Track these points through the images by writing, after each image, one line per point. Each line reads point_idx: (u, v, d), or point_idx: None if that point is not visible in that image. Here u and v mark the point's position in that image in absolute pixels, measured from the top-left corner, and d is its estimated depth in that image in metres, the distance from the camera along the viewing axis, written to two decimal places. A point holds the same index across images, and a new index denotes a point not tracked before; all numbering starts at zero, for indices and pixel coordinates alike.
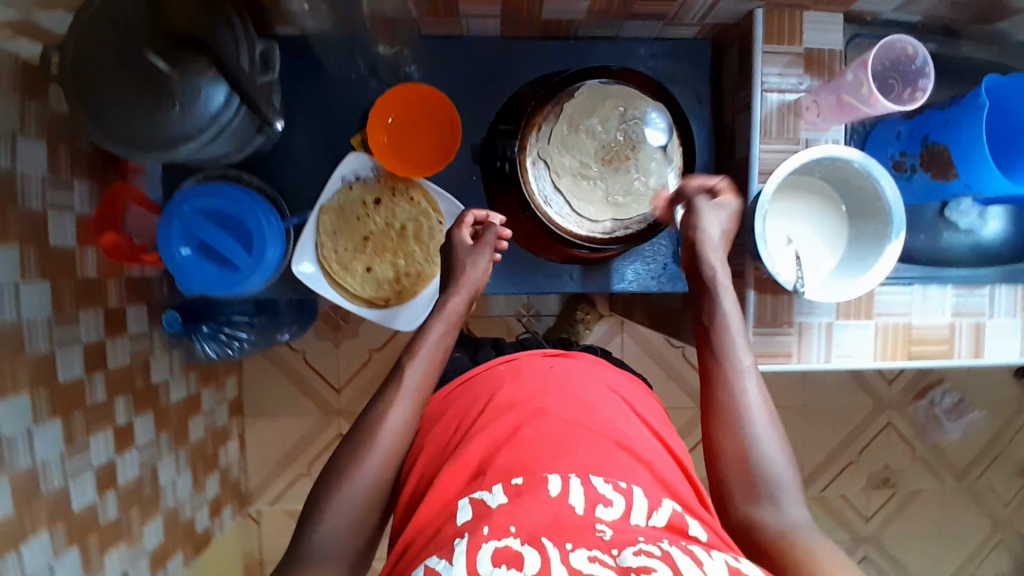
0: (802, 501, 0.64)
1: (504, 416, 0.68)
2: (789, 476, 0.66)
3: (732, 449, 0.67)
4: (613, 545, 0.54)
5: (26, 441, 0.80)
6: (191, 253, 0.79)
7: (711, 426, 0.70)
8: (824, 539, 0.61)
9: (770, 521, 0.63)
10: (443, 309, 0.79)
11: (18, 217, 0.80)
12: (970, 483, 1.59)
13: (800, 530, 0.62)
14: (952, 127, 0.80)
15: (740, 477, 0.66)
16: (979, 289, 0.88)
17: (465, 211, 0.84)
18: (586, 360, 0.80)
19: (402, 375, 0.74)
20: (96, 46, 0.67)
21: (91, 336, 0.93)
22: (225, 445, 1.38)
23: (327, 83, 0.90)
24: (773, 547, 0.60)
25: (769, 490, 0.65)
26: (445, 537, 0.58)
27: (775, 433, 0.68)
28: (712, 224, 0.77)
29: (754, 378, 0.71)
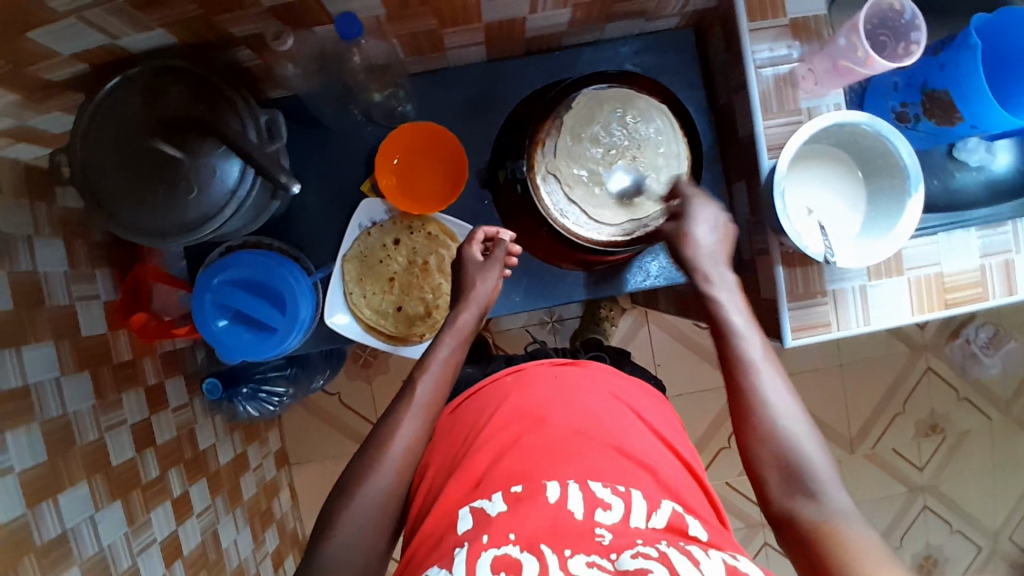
0: (842, 485, 0.67)
1: (508, 427, 0.72)
2: (826, 467, 0.68)
3: (766, 453, 0.70)
4: (613, 549, 0.56)
5: (90, 528, 0.81)
6: (227, 323, 0.81)
7: (743, 434, 0.72)
8: (865, 525, 0.63)
9: (810, 514, 0.65)
10: (453, 325, 0.80)
11: (50, 316, 0.82)
12: (1019, 414, 1.57)
13: (845, 520, 0.64)
14: (948, 71, 0.80)
15: (777, 479, 0.69)
16: (1002, 226, 0.87)
17: (475, 228, 0.84)
18: (598, 368, 0.81)
19: (413, 390, 0.75)
20: (107, 145, 0.69)
21: (136, 415, 0.94)
22: (277, 497, 1.39)
23: (325, 133, 0.91)
24: (817, 540, 0.63)
25: (809, 483, 0.67)
26: (447, 545, 0.61)
27: (808, 430, 0.70)
28: (703, 225, 0.79)
29: (773, 372, 0.73)
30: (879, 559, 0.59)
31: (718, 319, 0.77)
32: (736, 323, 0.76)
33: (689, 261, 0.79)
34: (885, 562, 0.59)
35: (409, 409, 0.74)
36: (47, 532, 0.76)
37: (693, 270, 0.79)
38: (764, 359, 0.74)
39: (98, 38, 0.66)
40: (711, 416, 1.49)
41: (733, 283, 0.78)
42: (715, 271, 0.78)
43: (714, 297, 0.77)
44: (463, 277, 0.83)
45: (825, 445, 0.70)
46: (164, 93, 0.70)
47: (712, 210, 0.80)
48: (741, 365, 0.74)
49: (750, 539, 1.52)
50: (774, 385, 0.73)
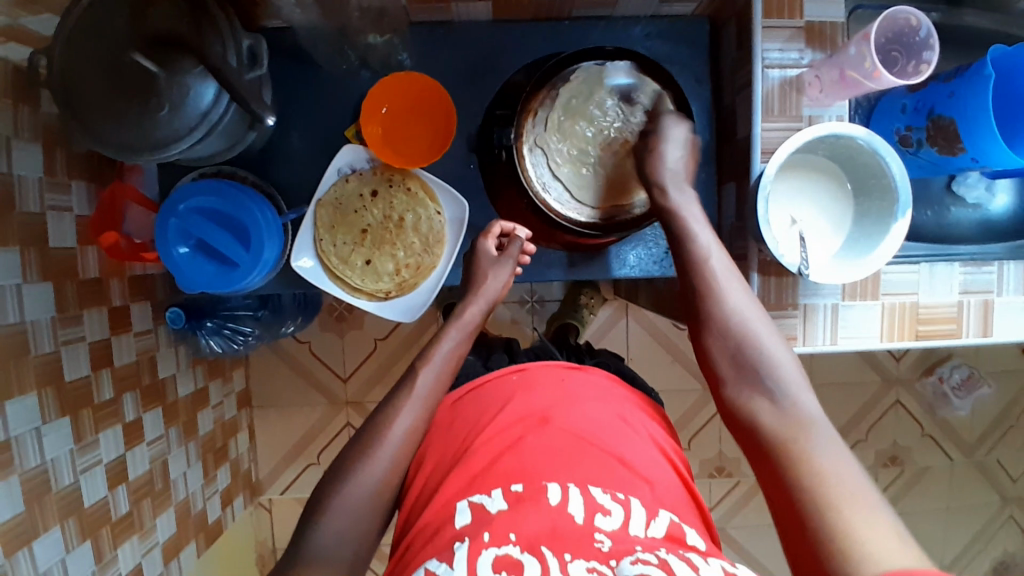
0: (806, 387, 0.67)
1: (510, 424, 0.71)
2: (788, 368, 0.68)
3: (724, 350, 0.71)
4: (612, 555, 0.57)
5: (35, 440, 0.81)
6: (189, 252, 0.79)
7: (702, 332, 0.73)
8: (826, 425, 0.63)
9: (767, 412, 0.66)
10: (460, 318, 0.82)
11: (18, 220, 0.80)
12: (978, 459, 1.58)
13: (804, 422, 0.64)
14: (957, 100, 0.78)
15: (734, 374, 0.70)
16: (987, 266, 0.86)
17: (493, 222, 0.86)
18: (599, 375, 0.79)
19: (414, 379, 0.77)
20: (82, 53, 0.67)
21: (95, 334, 0.93)
22: (235, 437, 1.39)
23: (319, 74, 0.89)
24: (772, 443, 0.64)
25: (771, 387, 0.67)
26: (444, 538, 0.61)
27: (771, 334, 0.71)
28: (672, 139, 0.80)
29: (729, 268, 0.74)
30: (840, 466, 0.59)
31: (678, 231, 0.77)
32: (697, 232, 0.76)
33: (647, 174, 0.79)
34: (845, 470, 0.59)
35: (409, 399, 0.75)
36: None
37: (650, 181, 0.79)
38: (724, 263, 0.74)
39: None
40: (675, 417, 1.49)
41: (691, 196, 0.79)
42: (675, 187, 0.79)
43: (672, 208, 0.78)
44: (476, 270, 0.85)
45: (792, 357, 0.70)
46: (151, 6, 0.67)
47: (681, 125, 0.80)
48: (697, 263, 0.75)
49: None
50: (733, 284, 0.73)
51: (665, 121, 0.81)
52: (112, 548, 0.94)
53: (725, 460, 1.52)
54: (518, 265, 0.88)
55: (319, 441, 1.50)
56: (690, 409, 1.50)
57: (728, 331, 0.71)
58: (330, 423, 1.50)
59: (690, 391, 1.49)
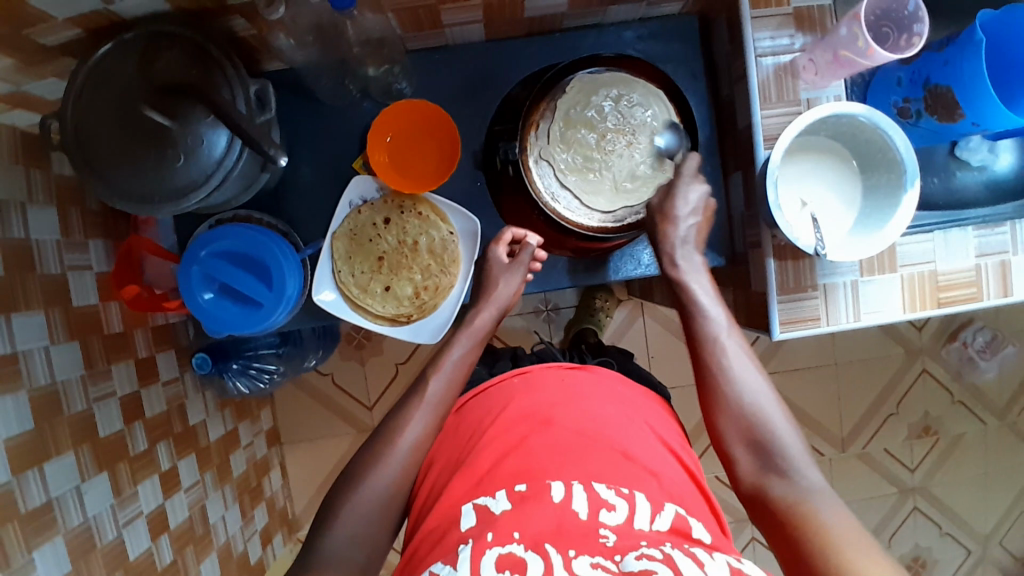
0: (813, 462, 0.68)
1: (517, 426, 0.73)
2: (795, 444, 0.69)
3: (736, 427, 0.71)
4: (617, 551, 0.58)
5: (76, 498, 0.82)
6: (213, 296, 0.80)
7: (711, 410, 0.74)
8: (836, 501, 0.64)
9: (782, 489, 0.67)
10: (471, 325, 0.83)
11: (41, 284, 0.81)
12: (1011, 421, 1.57)
13: (816, 498, 0.65)
14: (951, 68, 0.79)
15: (746, 452, 0.70)
16: (1000, 227, 0.86)
17: (504, 228, 0.87)
18: (606, 375, 0.82)
19: (424, 385, 0.77)
20: (95, 110, 0.68)
21: (125, 388, 0.95)
22: (268, 475, 1.40)
23: (321, 110, 0.91)
24: (787, 520, 0.64)
25: (781, 462, 0.68)
26: (450, 541, 0.63)
27: (778, 409, 0.72)
28: (686, 204, 0.82)
29: (737, 343, 0.76)
30: (854, 541, 0.59)
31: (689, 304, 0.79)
32: (706, 307, 0.78)
33: (659, 241, 0.82)
34: (859, 542, 0.59)
35: (421, 403, 0.75)
36: (31, 499, 0.76)
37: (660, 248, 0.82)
38: (733, 339, 0.76)
39: (92, 3, 0.66)
40: None
41: (698, 264, 0.82)
42: (683, 255, 0.82)
43: (682, 282, 0.80)
44: (487, 278, 0.86)
45: (797, 430, 0.71)
46: (158, 58, 0.69)
47: (696, 183, 0.83)
48: (709, 339, 0.76)
49: (737, 533, 1.52)
50: (741, 360, 0.75)
51: (683, 179, 0.83)
52: None
53: None
54: (528, 272, 0.88)
55: None
56: None
57: (738, 408, 0.72)
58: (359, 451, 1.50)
59: None
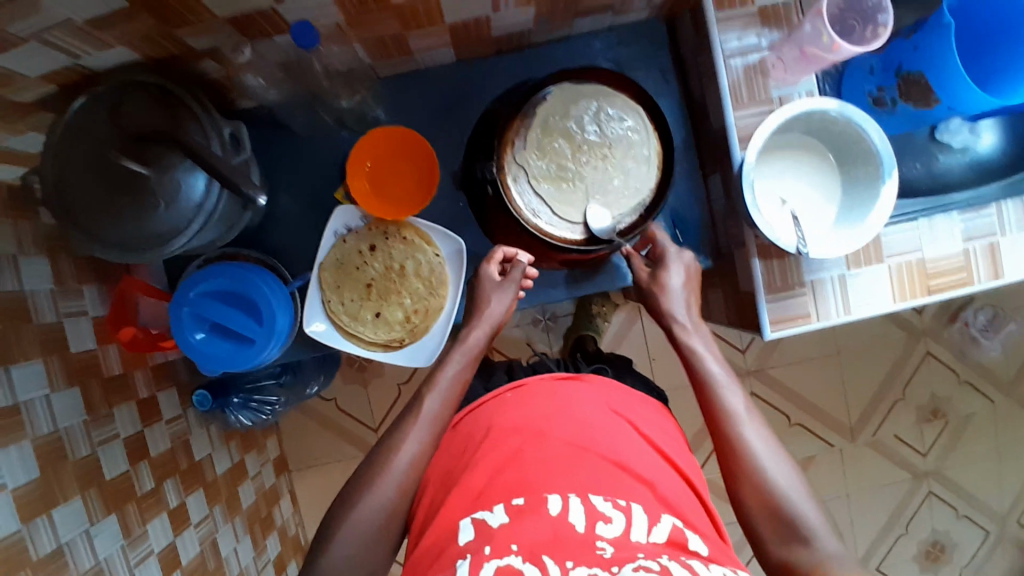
0: (834, 533, 0.66)
1: (510, 439, 0.73)
2: (815, 512, 0.68)
3: (754, 497, 0.70)
4: (614, 561, 0.58)
5: (86, 541, 0.82)
6: (205, 336, 0.81)
7: (729, 475, 0.73)
8: (860, 575, 0.63)
9: (805, 561, 0.65)
10: (464, 342, 0.83)
11: (37, 334, 0.82)
12: (1020, 396, 1.55)
13: (839, 568, 0.63)
14: (920, 53, 0.80)
15: (767, 527, 0.68)
16: (986, 209, 0.86)
17: (494, 247, 0.87)
18: (601, 384, 0.82)
19: (421, 403, 0.78)
20: (72, 165, 0.69)
21: (128, 429, 0.95)
22: (278, 503, 1.40)
23: (300, 143, 0.92)
24: None
25: (800, 529, 0.67)
26: (448, 557, 0.64)
27: (798, 483, 0.70)
28: (675, 276, 0.84)
29: (756, 425, 0.74)
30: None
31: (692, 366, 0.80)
32: (712, 371, 0.79)
33: (665, 312, 0.83)
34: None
35: (418, 421, 0.76)
36: (43, 546, 0.76)
37: (668, 321, 0.83)
38: (744, 404, 0.76)
39: (64, 59, 0.67)
40: None
41: (709, 336, 0.82)
42: (694, 334, 0.82)
43: (689, 348, 0.81)
44: (479, 295, 0.86)
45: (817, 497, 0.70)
46: (125, 104, 0.70)
47: (680, 258, 0.85)
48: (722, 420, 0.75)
49: None
50: (758, 433, 0.74)
51: (667, 253, 0.85)
52: None
53: None
54: (521, 289, 0.88)
55: None
56: None
57: (756, 473, 0.71)
58: None
59: None
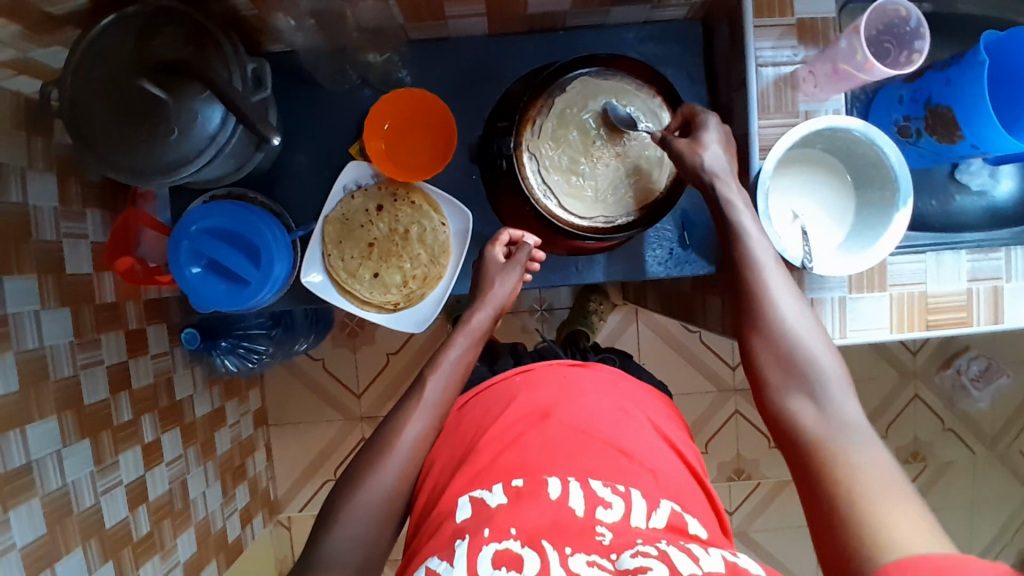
0: (858, 405, 0.62)
1: (513, 423, 0.73)
2: (835, 373, 0.64)
3: (772, 358, 0.67)
4: (613, 549, 0.59)
5: (55, 462, 0.82)
6: (201, 272, 0.81)
7: (749, 333, 0.69)
8: (878, 445, 0.58)
9: (805, 416, 0.63)
10: (467, 324, 0.83)
11: (35, 250, 0.82)
12: (1002, 451, 1.56)
13: (844, 426, 0.60)
14: (953, 87, 0.78)
15: (780, 381, 0.66)
16: (995, 252, 0.85)
17: (500, 230, 0.88)
18: (605, 371, 0.82)
19: (423, 387, 0.77)
20: (95, 83, 0.69)
21: (113, 357, 0.95)
22: (252, 455, 1.40)
23: (322, 95, 0.92)
24: (811, 450, 0.60)
25: (812, 389, 0.64)
26: (446, 535, 0.62)
27: (823, 342, 0.67)
28: (711, 135, 0.76)
29: (785, 282, 0.70)
30: (876, 475, 0.55)
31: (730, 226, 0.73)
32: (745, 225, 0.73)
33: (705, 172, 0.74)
34: (886, 478, 0.55)
35: (419, 406, 0.75)
36: (11, 461, 0.76)
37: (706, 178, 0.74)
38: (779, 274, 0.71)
39: None
40: (691, 419, 1.50)
41: (743, 189, 0.75)
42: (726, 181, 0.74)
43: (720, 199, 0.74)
44: (483, 277, 0.86)
45: (840, 359, 0.66)
46: (156, 35, 0.70)
47: (720, 123, 0.78)
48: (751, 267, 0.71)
49: None
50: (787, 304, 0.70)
51: (705, 117, 0.78)
52: (134, 568, 0.95)
53: (744, 462, 1.51)
54: (525, 272, 0.89)
55: (336, 456, 1.51)
56: (704, 412, 1.50)
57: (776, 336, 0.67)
58: (346, 437, 1.51)
59: (705, 392, 1.49)
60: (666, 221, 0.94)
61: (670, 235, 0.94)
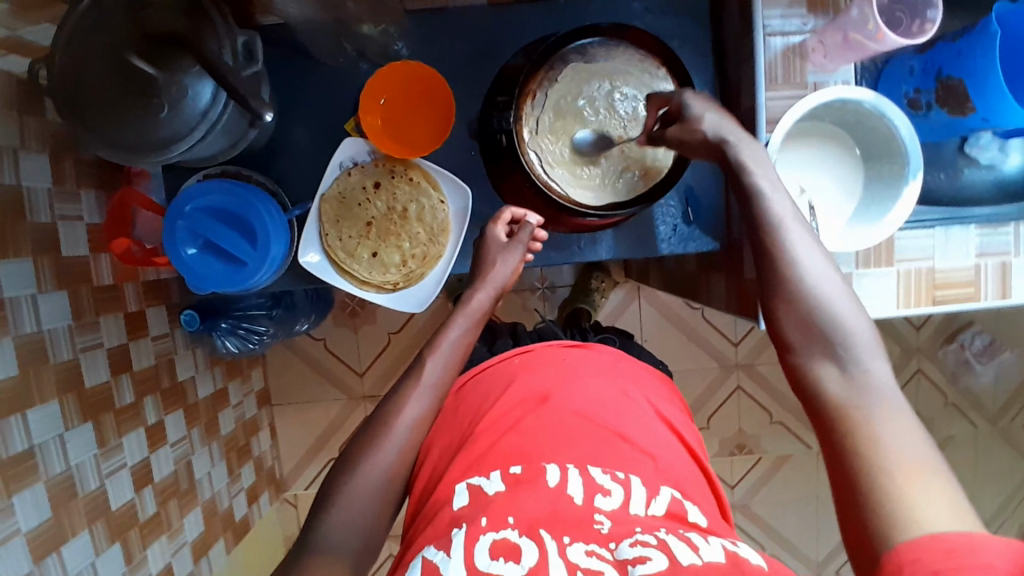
0: (879, 353, 0.57)
1: (511, 408, 0.73)
2: (863, 334, 0.58)
3: (796, 320, 0.60)
4: (611, 538, 0.58)
5: (59, 445, 0.82)
6: (197, 252, 0.80)
7: (768, 296, 0.62)
8: (901, 400, 0.54)
9: (832, 383, 0.56)
10: (466, 305, 0.81)
11: (30, 232, 0.80)
12: (1003, 425, 1.56)
13: (874, 394, 0.54)
14: (965, 58, 0.76)
15: (803, 347, 0.59)
16: (1004, 227, 0.84)
17: (505, 207, 0.86)
18: (605, 353, 0.82)
19: (422, 366, 0.76)
20: (84, 57, 0.67)
21: (113, 340, 0.94)
22: (257, 435, 1.41)
23: (318, 70, 0.90)
24: (836, 420, 0.54)
25: (838, 352, 0.58)
26: (443, 521, 0.62)
27: (848, 300, 0.60)
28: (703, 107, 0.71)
29: (806, 238, 0.63)
30: (909, 455, 0.50)
31: (745, 188, 0.66)
32: (764, 184, 0.66)
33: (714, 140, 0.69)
34: (917, 456, 0.50)
35: (418, 387, 0.74)
36: (13, 446, 0.76)
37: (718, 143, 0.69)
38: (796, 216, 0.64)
39: None
40: (693, 397, 1.50)
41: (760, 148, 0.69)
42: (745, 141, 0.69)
43: (736, 159, 0.68)
44: (484, 257, 0.85)
45: (867, 319, 0.60)
46: (147, 6, 0.68)
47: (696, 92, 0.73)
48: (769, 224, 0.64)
49: None
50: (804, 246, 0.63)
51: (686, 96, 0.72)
52: (141, 549, 0.96)
53: (746, 438, 1.52)
54: (528, 251, 0.88)
55: (339, 435, 1.51)
56: (706, 389, 1.50)
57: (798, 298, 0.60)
58: (349, 416, 1.51)
59: (708, 369, 1.49)
60: (671, 197, 0.92)
61: (674, 211, 0.93)
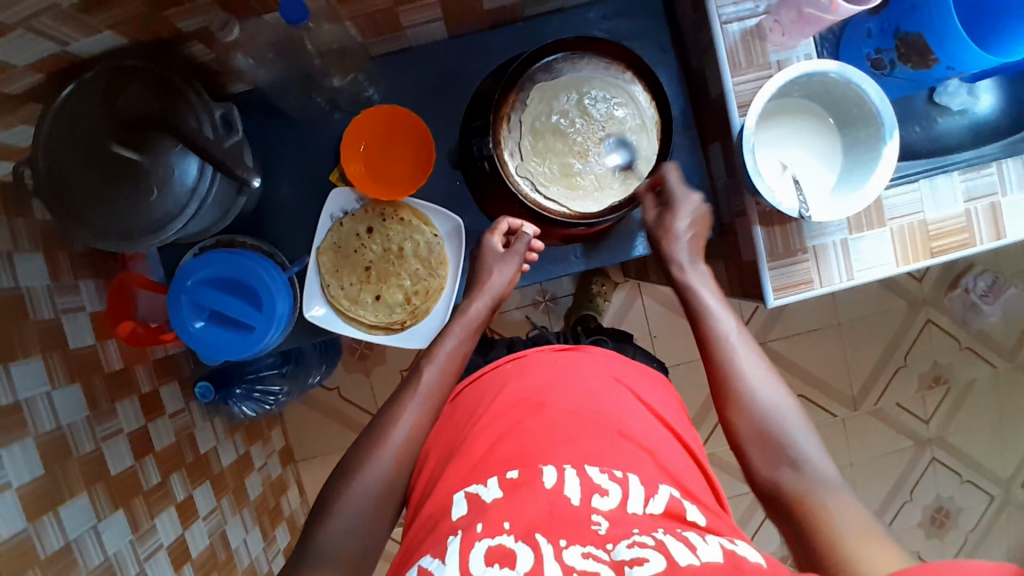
0: (828, 457, 0.66)
1: (508, 411, 0.73)
2: (810, 440, 0.67)
3: (749, 424, 0.70)
4: (609, 539, 0.57)
5: (94, 537, 0.82)
6: (204, 324, 0.80)
7: (721, 404, 0.73)
8: (850, 495, 0.62)
9: (794, 484, 0.65)
10: (465, 314, 0.84)
11: (35, 330, 0.80)
12: (1020, 361, 1.56)
13: (826, 487, 0.63)
14: (919, 13, 0.78)
15: (759, 451, 0.68)
16: (987, 168, 0.85)
17: (499, 218, 0.87)
18: (598, 353, 0.83)
19: (419, 374, 0.78)
20: (67, 153, 0.68)
21: (132, 423, 0.94)
22: (285, 494, 1.40)
23: (294, 127, 0.91)
24: (800, 513, 0.62)
25: (791, 455, 0.67)
26: (442, 531, 0.62)
27: (792, 407, 0.71)
28: (683, 219, 0.83)
29: (753, 355, 0.75)
30: (850, 516, 0.60)
31: (697, 307, 0.80)
32: (712, 306, 0.79)
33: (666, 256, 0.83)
34: (859, 525, 0.58)
35: (416, 391, 0.76)
36: (50, 544, 0.75)
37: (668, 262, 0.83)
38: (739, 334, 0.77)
39: (47, 45, 0.67)
40: None
41: (705, 272, 0.83)
42: (691, 265, 0.83)
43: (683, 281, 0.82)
44: (482, 268, 0.87)
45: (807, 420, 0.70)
46: (122, 93, 0.69)
47: (689, 201, 0.83)
48: (718, 343, 0.76)
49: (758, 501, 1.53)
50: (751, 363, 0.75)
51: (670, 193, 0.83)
52: None
53: None
54: (524, 262, 0.89)
55: None
56: None
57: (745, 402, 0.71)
58: None
59: None
60: None
61: None
